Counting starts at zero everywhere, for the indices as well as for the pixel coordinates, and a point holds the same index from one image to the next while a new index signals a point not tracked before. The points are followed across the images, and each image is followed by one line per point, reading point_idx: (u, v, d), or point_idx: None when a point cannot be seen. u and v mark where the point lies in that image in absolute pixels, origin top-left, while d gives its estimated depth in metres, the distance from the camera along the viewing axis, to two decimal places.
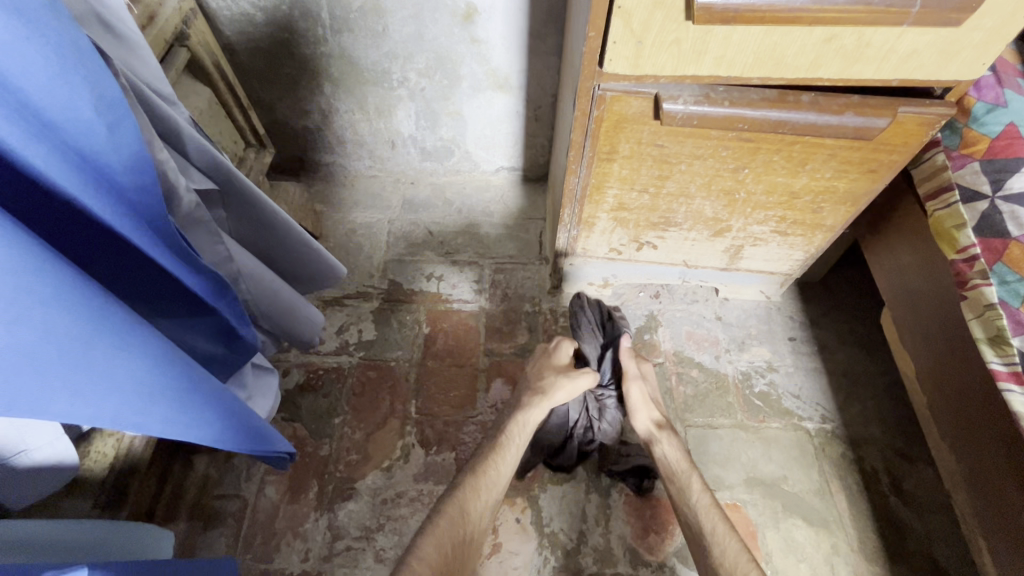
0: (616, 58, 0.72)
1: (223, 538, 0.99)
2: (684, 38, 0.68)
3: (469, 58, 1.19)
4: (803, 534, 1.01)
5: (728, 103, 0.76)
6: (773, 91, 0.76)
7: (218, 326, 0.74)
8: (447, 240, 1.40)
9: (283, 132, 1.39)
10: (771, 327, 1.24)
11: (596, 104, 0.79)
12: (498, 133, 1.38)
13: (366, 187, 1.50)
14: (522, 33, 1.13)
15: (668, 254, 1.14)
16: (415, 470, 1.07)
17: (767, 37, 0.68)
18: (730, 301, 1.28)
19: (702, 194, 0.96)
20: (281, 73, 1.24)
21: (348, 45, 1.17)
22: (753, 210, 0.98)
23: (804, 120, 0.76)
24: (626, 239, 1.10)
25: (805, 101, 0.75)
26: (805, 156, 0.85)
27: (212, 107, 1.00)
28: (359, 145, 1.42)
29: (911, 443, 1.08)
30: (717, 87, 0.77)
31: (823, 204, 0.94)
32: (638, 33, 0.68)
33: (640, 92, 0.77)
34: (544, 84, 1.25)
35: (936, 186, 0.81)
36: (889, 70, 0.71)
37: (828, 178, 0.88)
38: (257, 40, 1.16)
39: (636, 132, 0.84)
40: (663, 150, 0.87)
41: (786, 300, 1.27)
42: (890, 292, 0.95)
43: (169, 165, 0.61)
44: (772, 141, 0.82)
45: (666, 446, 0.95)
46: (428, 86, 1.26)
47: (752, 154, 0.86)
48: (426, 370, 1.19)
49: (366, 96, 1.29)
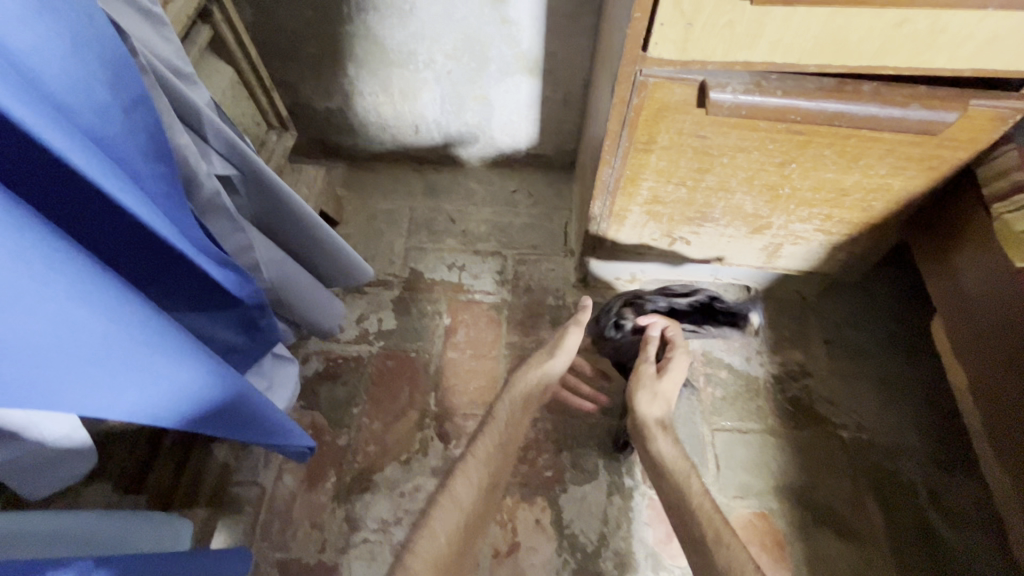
0: (662, 42, 0.67)
1: (241, 525, 0.99)
2: (739, 20, 0.63)
3: (498, 39, 1.14)
4: (833, 546, 0.97)
5: (782, 92, 0.70)
6: (830, 80, 0.71)
7: (240, 315, 0.72)
8: (470, 229, 1.37)
9: (306, 115, 1.36)
10: (805, 329, 1.18)
11: (637, 91, 0.75)
12: (525, 119, 1.33)
13: (388, 173, 1.46)
14: (555, 14, 1.08)
15: (701, 250, 1.08)
16: (434, 464, 1.05)
17: (833, 19, 0.62)
18: (763, 300, 1.22)
19: (743, 189, 0.90)
20: (305, 53, 1.20)
21: (374, 25, 1.13)
22: (797, 207, 0.92)
23: (864, 113, 0.70)
24: (658, 234, 1.05)
25: (866, 92, 0.70)
26: (859, 151, 0.79)
27: (235, 88, 0.97)
28: (382, 129, 1.39)
29: (954, 456, 1.03)
30: (769, 75, 0.71)
31: (873, 202, 0.89)
32: (688, 12, 0.63)
33: (685, 78, 0.72)
34: (575, 69, 1.19)
35: (1005, 186, 0.75)
36: (965, 59, 0.65)
37: (883, 175, 0.83)
38: (281, 17, 1.13)
39: (677, 122, 0.79)
40: (705, 141, 0.81)
41: (823, 301, 1.21)
42: (943, 298, 0.90)
43: (189, 150, 0.58)
44: (824, 134, 0.77)
45: (661, 443, 0.92)
46: (454, 69, 1.22)
47: (801, 148, 0.80)
48: (446, 362, 1.17)
49: (390, 78, 1.25)
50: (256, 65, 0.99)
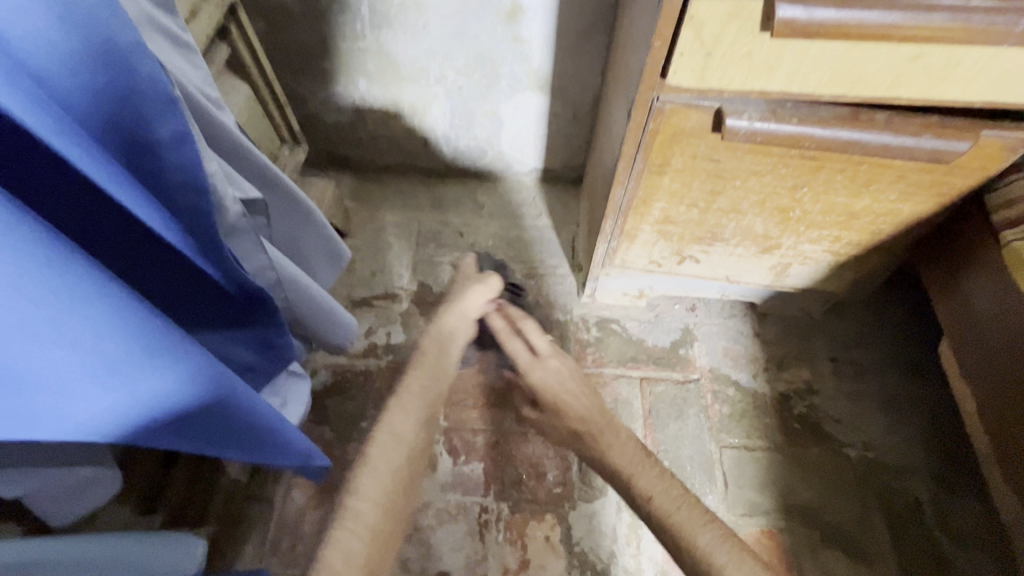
0: (681, 71, 0.68)
1: (251, 541, 0.98)
2: (757, 51, 0.64)
3: (510, 57, 1.15)
4: (841, 566, 0.97)
5: (797, 120, 0.71)
6: (845, 109, 0.72)
7: (259, 336, 0.72)
8: (478, 243, 1.38)
9: (315, 127, 1.36)
10: (811, 346, 1.19)
11: (652, 116, 0.76)
12: (534, 134, 1.34)
13: (395, 186, 1.47)
14: (567, 33, 1.09)
15: (710, 268, 1.09)
16: (443, 480, 1.05)
17: (849, 53, 0.63)
18: (769, 317, 1.23)
19: (755, 211, 0.91)
20: (316, 67, 1.21)
21: (386, 40, 1.14)
22: (807, 229, 0.93)
23: (878, 142, 0.71)
24: (668, 252, 1.05)
25: (880, 121, 0.71)
26: (871, 176, 0.80)
27: (251, 104, 0.98)
28: (390, 142, 1.40)
29: (959, 475, 1.04)
30: (784, 103, 0.73)
31: (882, 225, 0.90)
32: (707, 43, 0.64)
33: (701, 105, 0.73)
34: (585, 86, 1.20)
35: (1014, 214, 0.76)
36: (978, 92, 0.66)
37: (893, 200, 0.84)
38: (293, 31, 1.13)
39: (692, 146, 0.80)
40: (719, 165, 0.82)
41: (829, 319, 1.22)
42: (951, 320, 0.91)
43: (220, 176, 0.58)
44: (837, 161, 0.78)
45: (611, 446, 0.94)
46: (465, 85, 1.22)
47: (814, 173, 0.81)
48: (455, 376, 1.17)
49: (401, 93, 1.26)
50: (271, 81, 0.99)
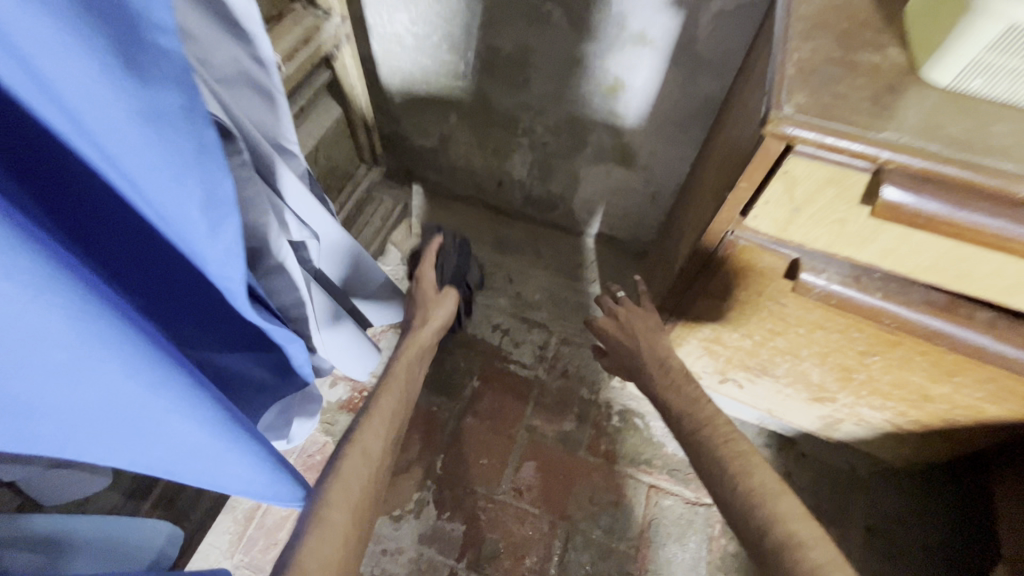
0: (763, 215, 0.63)
1: (229, 536, 1.01)
2: (852, 219, 0.58)
3: (601, 127, 1.13)
4: None
5: (882, 296, 0.64)
6: (940, 297, 0.64)
7: (276, 358, 0.73)
8: (524, 294, 1.36)
9: (400, 145, 1.40)
10: (846, 506, 1.08)
11: (722, 246, 0.71)
12: (608, 203, 1.31)
13: (461, 215, 1.48)
14: (665, 119, 1.05)
15: (752, 398, 1.01)
16: (422, 530, 1.04)
17: (957, 249, 0.56)
18: (806, 458, 1.14)
19: (814, 361, 0.83)
20: (414, 94, 1.24)
21: (485, 86, 1.15)
22: (869, 394, 0.84)
23: (972, 342, 0.63)
24: (711, 369, 0.99)
25: (979, 321, 0.62)
26: (955, 368, 0.71)
27: (340, 126, 1.01)
28: (467, 175, 1.41)
29: None
30: (872, 271, 0.65)
31: (957, 416, 0.79)
32: (798, 197, 0.59)
33: (778, 251, 0.68)
34: (672, 172, 1.16)
35: None
36: None
37: (976, 397, 0.74)
38: (400, 58, 1.17)
39: (759, 284, 0.74)
40: (784, 308, 0.76)
41: (873, 482, 1.11)
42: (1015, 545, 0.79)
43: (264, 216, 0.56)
44: (919, 343, 0.70)
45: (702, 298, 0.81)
46: (552, 141, 1.21)
47: (889, 346, 0.73)
48: (463, 426, 1.16)
49: (487, 134, 1.27)
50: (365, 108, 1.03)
